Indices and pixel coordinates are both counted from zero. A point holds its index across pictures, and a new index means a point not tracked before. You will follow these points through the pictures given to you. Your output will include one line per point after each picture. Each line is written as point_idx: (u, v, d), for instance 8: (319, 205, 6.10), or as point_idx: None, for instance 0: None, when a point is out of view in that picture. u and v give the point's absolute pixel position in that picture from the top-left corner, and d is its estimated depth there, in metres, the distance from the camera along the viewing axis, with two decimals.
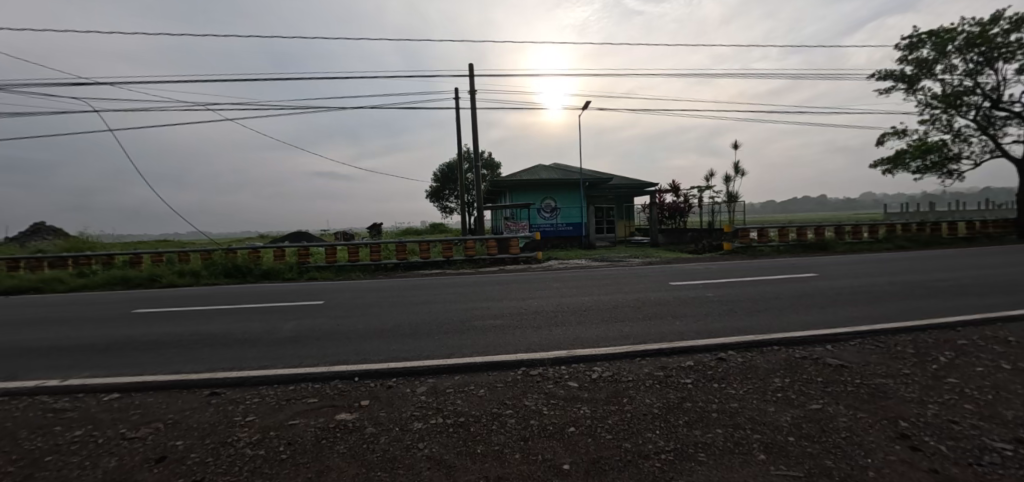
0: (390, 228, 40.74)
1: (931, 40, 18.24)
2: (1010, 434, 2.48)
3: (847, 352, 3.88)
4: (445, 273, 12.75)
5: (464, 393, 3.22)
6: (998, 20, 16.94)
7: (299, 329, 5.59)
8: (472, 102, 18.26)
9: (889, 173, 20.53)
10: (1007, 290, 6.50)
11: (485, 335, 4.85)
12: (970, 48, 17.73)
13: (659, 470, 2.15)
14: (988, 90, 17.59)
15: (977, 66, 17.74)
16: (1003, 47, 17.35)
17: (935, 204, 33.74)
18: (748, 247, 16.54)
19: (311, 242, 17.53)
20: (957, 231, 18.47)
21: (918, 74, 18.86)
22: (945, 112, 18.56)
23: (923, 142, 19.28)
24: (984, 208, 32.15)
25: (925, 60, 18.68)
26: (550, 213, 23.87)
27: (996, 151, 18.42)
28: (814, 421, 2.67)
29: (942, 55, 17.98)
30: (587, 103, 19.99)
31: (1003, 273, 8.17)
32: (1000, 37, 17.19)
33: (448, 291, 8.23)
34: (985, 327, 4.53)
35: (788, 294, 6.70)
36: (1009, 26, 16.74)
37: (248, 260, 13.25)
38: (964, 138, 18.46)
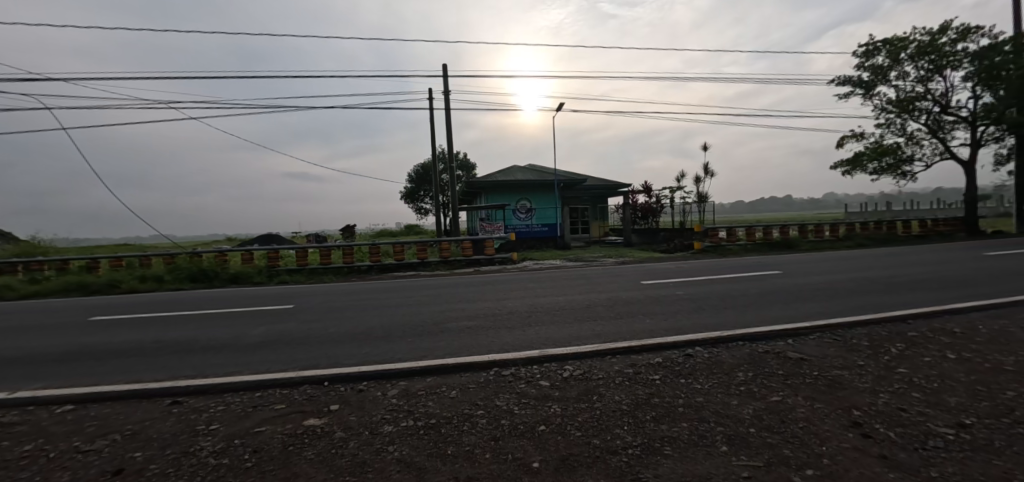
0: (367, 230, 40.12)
1: (885, 47, 19.17)
2: (951, 419, 2.66)
3: (806, 346, 4.04)
4: (420, 275, 12.65)
5: (436, 395, 3.20)
6: (946, 30, 17.96)
7: (266, 334, 5.43)
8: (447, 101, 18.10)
9: (848, 174, 21.48)
10: (954, 284, 6.89)
11: (458, 336, 4.83)
12: (921, 56, 18.71)
13: (627, 465, 2.19)
14: (938, 97, 18.62)
15: (927, 73, 18.75)
16: (950, 55, 18.40)
17: (892, 204, 35.28)
18: (717, 246, 17.01)
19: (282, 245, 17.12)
20: (911, 230, 19.44)
21: (874, 80, 19.81)
22: (899, 116, 19.55)
23: (879, 146, 20.26)
24: (935, 207, 34.04)
25: (880, 67, 19.63)
26: (524, 214, 24.28)
27: (945, 153, 19.49)
28: (775, 412, 2.77)
29: (895, 62, 18.94)
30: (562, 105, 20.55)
31: (951, 269, 8.60)
32: (948, 46, 18.23)
33: (422, 292, 8.17)
34: (932, 320, 4.79)
35: (754, 291, 6.93)
36: (956, 37, 17.78)
37: (215, 264, 12.82)
38: (916, 141, 19.47)
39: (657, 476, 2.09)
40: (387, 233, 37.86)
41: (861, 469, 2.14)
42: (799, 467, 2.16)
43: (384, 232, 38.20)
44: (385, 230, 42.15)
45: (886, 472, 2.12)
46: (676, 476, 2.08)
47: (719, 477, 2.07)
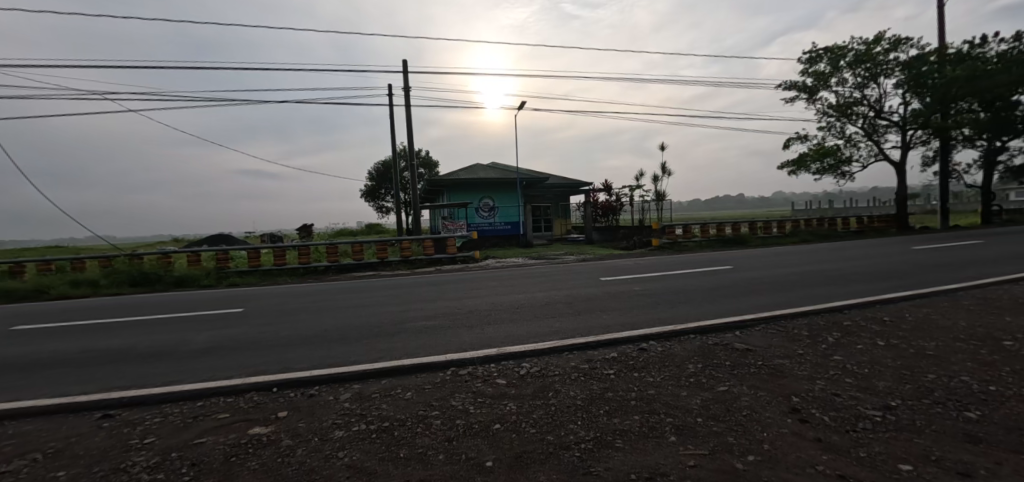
0: (328, 230, 38.81)
1: (826, 55, 20.47)
2: (878, 402, 2.87)
3: (752, 337, 4.24)
4: (380, 275, 12.38)
5: (390, 397, 3.14)
6: (880, 40, 19.37)
7: (212, 340, 5.14)
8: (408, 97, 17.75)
9: (794, 174, 22.80)
10: (884, 276, 7.45)
11: (416, 336, 4.75)
12: (858, 65, 20.08)
13: (579, 459, 2.23)
14: (872, 103, 20.06)
15: (863, 80, 20.16)
16: (883, 64, 19.87)
17: (833, 202, 37.79)
18: (674, 243, 17.61)
19: (234, 246, 16.29)
20: (850, 226, 20.90)
21: (817, 86, 21.09)
22: (839, 120, 20.91)
23: (821, 147, 21.62)
24: (870, 205, 36.76)
25: (822, 73, 20.92)
26: (487, 212, 24.35)
27: (879, 155, 21.05)
28: (721, 401, 2.89)
29: (835, 69, 20.24)
30: (524, 102, 20.36)
31: (881, 262, 9.30)
32: (881, 55, 19.67)
33: (381, 292, 7.99)
34: (865, 309, 5.16)
35: (706, 286, 7.20)
36: (888, 47, 19.21)
37: (159, 266, 12.07)
38: (854, 143, 20.90)
39: (607, 468, 2.13)
40: (348, 233, 36.74)
41: (797, 452, 2.28)
42: (742, 453, 2.26)
43: (345, 232, 37.07)
44: (346, 229, 40.91)
45: (818, 454, 2.26)
46: (625, 468, 2.13)
47: (667, 467, 2.14)
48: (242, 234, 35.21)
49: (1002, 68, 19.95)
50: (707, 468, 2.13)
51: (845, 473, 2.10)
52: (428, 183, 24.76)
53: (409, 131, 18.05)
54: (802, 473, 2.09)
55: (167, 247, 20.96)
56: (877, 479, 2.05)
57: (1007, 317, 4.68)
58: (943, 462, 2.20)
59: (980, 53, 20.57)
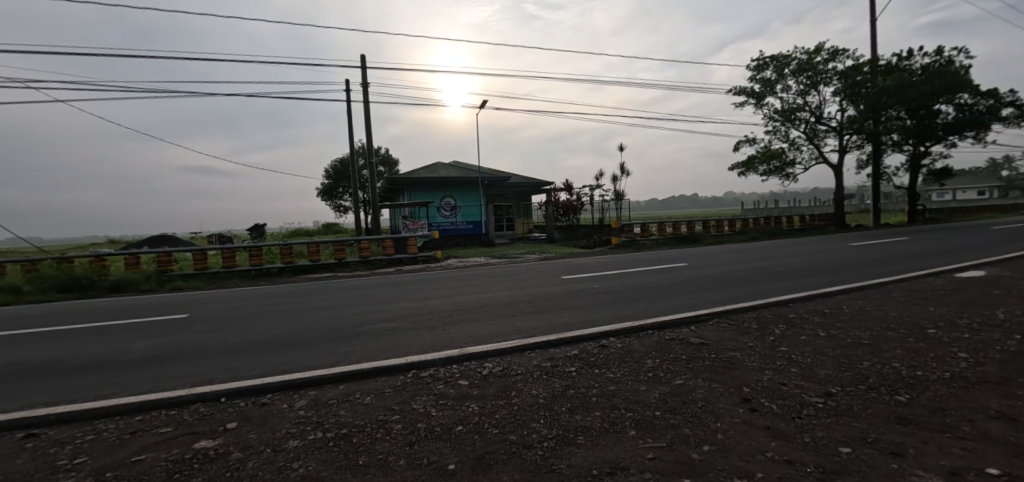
0: (283, 230, 37.16)
1: (773, 63, 21.72)
2: (820, 389, 3.07)
3: (706, 331, 4.43)
4: (338, 276, 12.01)
5: (348, 403, 3.04)
6: (820, 51, 20.78)
7: (152, 348, 4.80)
8: (367, 93, 17.28)
9: (743, 175, 24.05)
10: (823, 271, 8.00)
11: (376, 339, 4.64)
12: (800, 73, 21.46)
13: (541, 458, 2.24)
14: (813, 109, 21.49)
15: (805, 87, 21.55)
16: (822, 73, 21.33)
17: (778, 202, 40.25)
18: (633, 242, 18.17)
19: (177, 248, 15.27)
20: (794, 224, 22.33)
21: (764, 91, 22.35)
22: (784, 125, 22.25)
23: (768, 149, 22.92)
24: (812, 205, 39.40)
25: (768, 80, 22.18)
26: (448, 211, 23.97)
27: (820, 158, 22.58)
28: (678, 394, 3.00)
29: (780, 76, 21.52)
30: (485, 101, 20.31)
31: (821, 258, 9.98)
32: (821, 64, 21.11)
33: (338, 295, 7.74)
34: (808, 303, 5.52)
35: (661, 283, 7.46)
36: (827, 57, 20.64)
37: (91, 270, 11.12)
38: (797, 147, 22.31)
39: (569, 465, 2.16)
40: (305, 233, 35.36)
41: (748, 440, 2.39)
42: (698, 444, 2.35)
43: (301, 233, 35.62)
44: (301, 229, 39.42)
45: (767, 441, 2.39)
46: (587, 464, 2.16)
47: (628, 461, 2.19)
48: (187, 235, 33.05)
49: (924, 79, 21.91)
50: (665, 460, 2.19)
51: (791, 458, 2.22)
52: (388, 182, 24.26)
53: (367, 129, 17.59)
54: (753, 460, 2.20)
55: (99, 249, 19.30)
56: (820, 462, 2.18)
57: (929, 307, 5.14)
58: (877, 443, 2.37)
59: (906, 66, 22.49)
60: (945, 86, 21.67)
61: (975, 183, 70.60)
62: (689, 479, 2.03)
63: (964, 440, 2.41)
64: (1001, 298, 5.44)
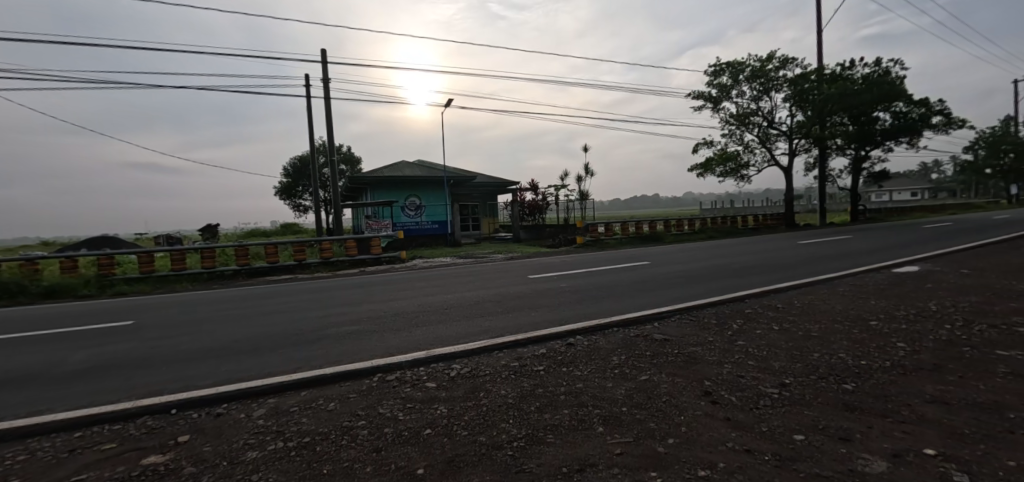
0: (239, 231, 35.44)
1: (728, 69, 22.73)
2: (775, 380, 3.22)
3: (669, 327, 4.57)
4: (297, 278, 11.58)
5: (311, 410, 2.92)
6: (771, 59, 21.92)
7: (92, 359, 4.45)
8: (328, 88, 16.75)
9: (701, 176, 25.02)
10: (775, 268, 8.44)
11: (340, 342, 4.50)
12: (754, 79, 22.56)
13: (511, 458, 2.23)
14: (765, 114, 22.65)
15: (758, 93, 22.66)
16: (774, 80, 22.50)
17: (734, 202, 42.22)
18: (597, 241, 18.55)
19: (119, 250, 14.26)
20: (749, 223, 23.49)
21: (720, 96, 23.34)
22: (739, 128, 23.33)
23: (724, 152, 23.95)
24: (765, 205, 41.58)
25: (724, 86, 23.19)
26: (413, 211, 23.52)
27: (771, 161, 23.83)
28: (644, 390, 3.07)
29: (735, 82, 22.55)
30: (450, 100, 20.14)
31: (772, 256, 10.52)
32: (773, 72, 22.27)
33: (299, 297, 7.47)
34: (763, 298, 5.80)
35: (622, 281, 7.64)
36: (778, 65, 21.80)
37: (20, 275, 10.20)
38: (751, 150, 23.44)
39: (539, 464, 2.17)
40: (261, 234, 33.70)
41: (711, 432, 2.48)
42: (663, 437, 2.41)
43: (258, 233, 34.12)
44: (258, 230, 37.74)
45: (728, 431, 2.48)
46: (557, 463, 2.17)
47: (596, 457, 2.22)
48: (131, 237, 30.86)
49: (865, 88, 23.51)
50: (632, 454, 2.24)
51: (751, 447, 2.32)
52: (350, 180, 23.64)
53: (328, 126, 17.03)
54: (715, 450, 2.28)
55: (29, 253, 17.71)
56: (777, 449, 2.29)
57: (871, 300, 5.51)
58: (828, 429, 2.51)
59: (849, 75, 24.06)
60: (882, 95, 23.35)
61: (908, 185, 76.61)
62: (655, 472, 2.08)
63: (904, 424, 2.59)
64: (930, 290, 5.92)
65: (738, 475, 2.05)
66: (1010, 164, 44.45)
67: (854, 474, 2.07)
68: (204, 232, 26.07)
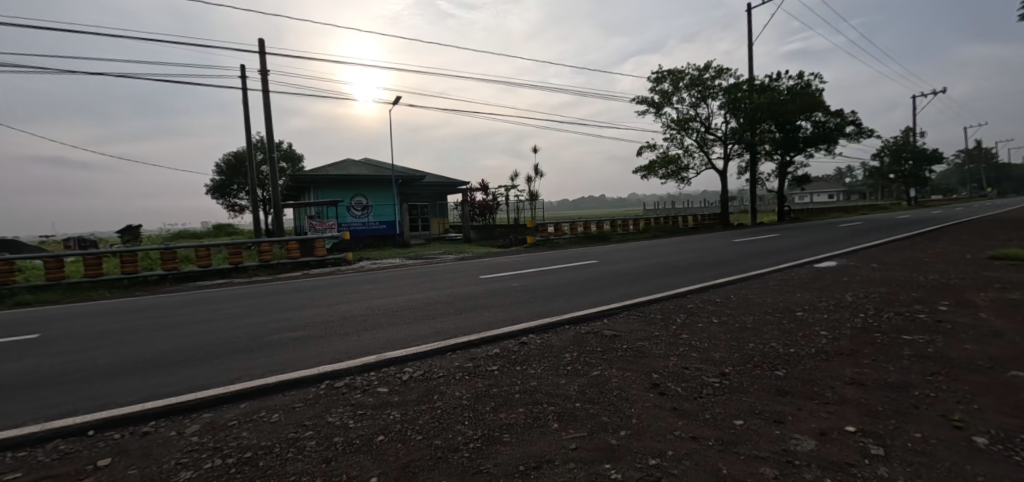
0: (165, 233, 32.60)
1: (670, 77, 23.97)
2: (716, 370, 3.42)
3: (618, 323, 4.74)
4: (233, 283, 10.86)
5: (253, 423, 2.74)
6: (708, 69, 23.37)
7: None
8: (266, 81, 15.84)
9: (645, 178, 26.22)
10: (710, 265, 9.03)
11: (285, 349, 4.27)
12: (693, 87, 23.95)
13: (467, 460, 2.21)
14: (703, 120, 24.11)
15: (696, 100, 24.08)
16: (711, 88, 23.99)
17: (675, 203, 44.69)
18: (547, 240, 18.95)
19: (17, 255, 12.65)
20: (689, 223, 24.95)
21: (662, 102, 24.56)
22: (679, 133, 24.65)
23: (666, 155, 25.23)
24: (702, 205, 44.39)
25: (666, 92, 24.43)
26: (360, 211, 22.78)
27: (709, 165, 25.42)
28: (596, 385, 3.15)
29: (675, 89, 23.82)
30: (397, 98, 19.73)
31: (707, 254, 11.25)
32: (710, 81, 23.73)
33: (236, 303, 6.99)
34: (703, 293, 6.17)
35: (569, 280, 7.83)
36: (714, 74, 23.28)
37: None
38: (690, 153, 24.85)
39: (496, 464, 2.16)
40: (192, 236, 31.14)
41: (659, 422, 2.59)
42: (615, 430, 2.49)
43: (187, 235, 31.59)
44: (188, 231, 34.95)
45: (675, 421, 2.60)
46: (513, 461, 2.18)
47: (552, 453, 2.25)
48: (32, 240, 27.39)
49: (789, 99, 25.65)
50: (587, 448, 2.29)
51: (697, 434, 2.45)
52: (291, 179, 22.55)
53: (268, 122, 16.12)
54: (664, 439, 2.39)
55: None
56: (720, 435, 2.43)
57: (797, 293, 6.03)
58: (763, 413, 2.71)
59: (775, 86, 26.13)
60: (804, 105, 25.59)
61: (828, 188, 84.51)
62: (609, 464, 2.14)
63: (827, 404, 2.85)
64: (844, 283, 6.57)
65: (686, 462, 2.16)
66: (909, 170, 50.28)
67: (786, 453, 2.25)
68: (124, 235, 23.70)
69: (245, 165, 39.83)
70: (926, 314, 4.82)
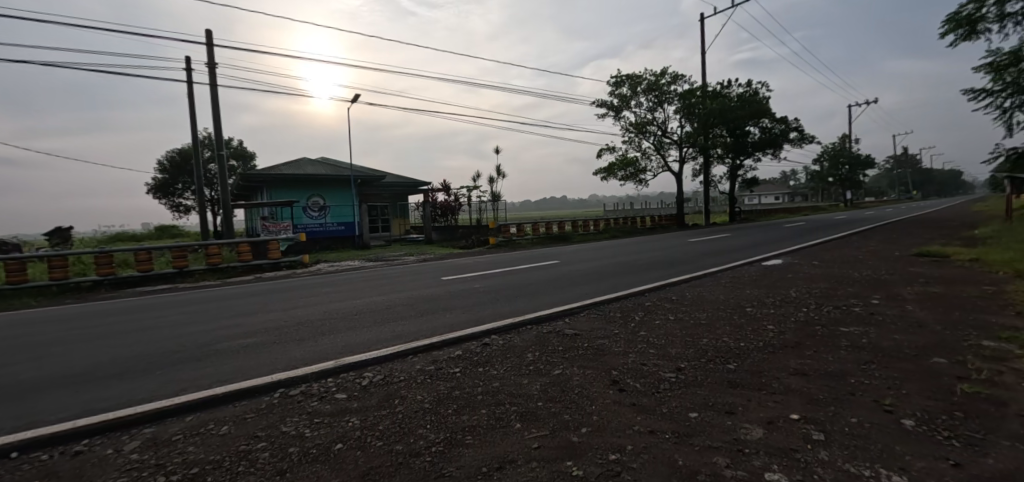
0: (99, 236, 30.17)
1: (628, 81, 24.70)
2: (672, 365, 3.56)
3: (579, 322, 4.83)
4: (177, 288, 10.22)
5: (200, 437, 2.60)
6: (664, 75, 24.25)
7: None
8: (213, 74, 15.00)
9: (605, 179, 26.88)
10: (664, 264, 9.39)
11: (238, 357, 4.07)
12: (650, 92, 24.78)
13: (429, 464, 2.19)
14: (659, 124, 25.00)
15: (653, 105, 24.93)
16: (667, 93, 24.91)
17: (633, 204, 46.16)
18: (509, 240, 19.14)
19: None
20: (647, 223, 25.85)
21: (621, 105, 25.26)
22: (637, 136, 25.44)
23: (624, 157, 25.99)
24: (659, 206, 46.10)
25: (625, 96, 25.14)
26: (317, 211, 22.54)
27: (665, 167, 26.39)
28: (557, 384, 3.20)
29: (633, 93, 24.56)
30: (354, 95, 19.16)
31: (660, 253, 11.70)
32: (666, 86, 24.63)
33: (182, 310, 6.58)
34: (660, 292, 6.40)
35: (529, 280, 7.92)
36: (669, 80, 24.20)
37: None
38: (648, 156, 25.72)
39: (458, 467, 2.15)
40: (131, 239, 28.99)
41: (619, 418, 2.66)
42: (576, 427, 2.54)
43: (125, 238, 29.41)
44: (126, 233, 32.54)
45: (634, 416, 2.69)
46: (475, 464, 2.17)
47: (514, 454, 2.26)
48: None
49: (739, 105, 27.06)
50: (549, 446, 2.32)
51: (654, 428, 2.54)
52: (242, 178, 21.53)
53: (216, 118, 15.28)
54: (624, 435, 2.45)
55: None
56: (676, 428, 2.53)
57: (747, 290, 6.36)
58: (716, 405, 2.84)
59: (726, 93, 27.48)
60: (752, 112, 27.07)
61: (777, 191, 89.81)
62: (570, 461, 2.18)
63: (773, 394, 3.03)
64: (789, 280, 7.00)
65: (644, 455, 2.23)
66: (846, 174, 54.25)
67: (737, 442, 2.37)
68: (51, 237, 21.72)
69: (190, 163, 37.57)
70: (861, 307, 5.21)
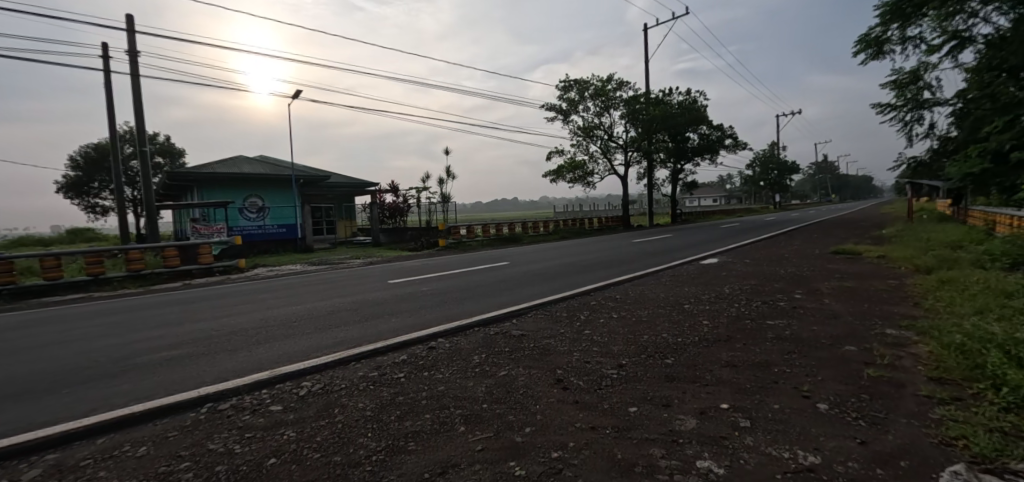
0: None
1: (576, 86, 25.35)
2: (614, 362, 3.70)
3: (526, 323, 4.91)
4: (91, 297, 9.31)
5: (114, 460, 2.39)
6: (610, 81, 25.12)
7: None
8: (134, 63, 13.74)
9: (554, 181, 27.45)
10: (608, 264, 9.75)
11: (163, 371, 3.78)
12: (597, 97, 25.57)
13: (368, 473, 2.15)
14: (606, 128, 25.89)
15: (599, 109, 25.74)
16: (613, 98, 25.81)
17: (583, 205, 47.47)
18: (459, 242, 19.15)
19: None
20: (596, 224, 26.71)
21: (569, 109, 25.89)
22: (585, 139, 26.16)
23: (573, 160, 26.68)
24: (608, 208, 47.74)
25: (573, 100, 25.77)
26: (255, 213, 21.13)
27: (612, 170, 27.36)
28: (503, 385, 3.23)
29: (581, 98, 25.23)
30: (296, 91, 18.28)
31: (602, 254, 12.15)
32: (612, 92, 25.53)
33: (96, 321, 5.98)
34: (606, 291, 6.63)
35: (476, 282, 7.92)
36: (615, 87, 25.10)
37: None
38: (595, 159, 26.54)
39: (399, 475, 2.12)
40: (36, 243, 25.94)
41: (562, 416, 2.74)
42: (520, 427, 2.58)
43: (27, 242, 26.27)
44: (29, 237, 29.08)
45: (576, 413, 2.77)
46: (416, 470, 2.16)
47: (457, 458, 2.27)
48: None
49: (680, 112, 28.53)
50: (493, 448, 2.35)
51: (595, 424, 2.63)
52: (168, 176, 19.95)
53: (137, 110, 14.02)
54: (566, 432, 2.53)
55: None
56: (614, 422, 2.65)
57: (686, 287, 6.74)
58: (654, 399, 2.99)
59: (668, 100, 28.92)
60: (691, 119, 28.69)
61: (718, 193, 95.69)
62: (513, 461, 2.22)
63: (706, 386, 3.23)
64: (723, 277, 7.49)
65: (585, 451, 2.31)
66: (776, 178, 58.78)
67: (671, 433, 2.51)
68: None
69: (109, 160, 34.25)
70: (786, 301, 5.67)
